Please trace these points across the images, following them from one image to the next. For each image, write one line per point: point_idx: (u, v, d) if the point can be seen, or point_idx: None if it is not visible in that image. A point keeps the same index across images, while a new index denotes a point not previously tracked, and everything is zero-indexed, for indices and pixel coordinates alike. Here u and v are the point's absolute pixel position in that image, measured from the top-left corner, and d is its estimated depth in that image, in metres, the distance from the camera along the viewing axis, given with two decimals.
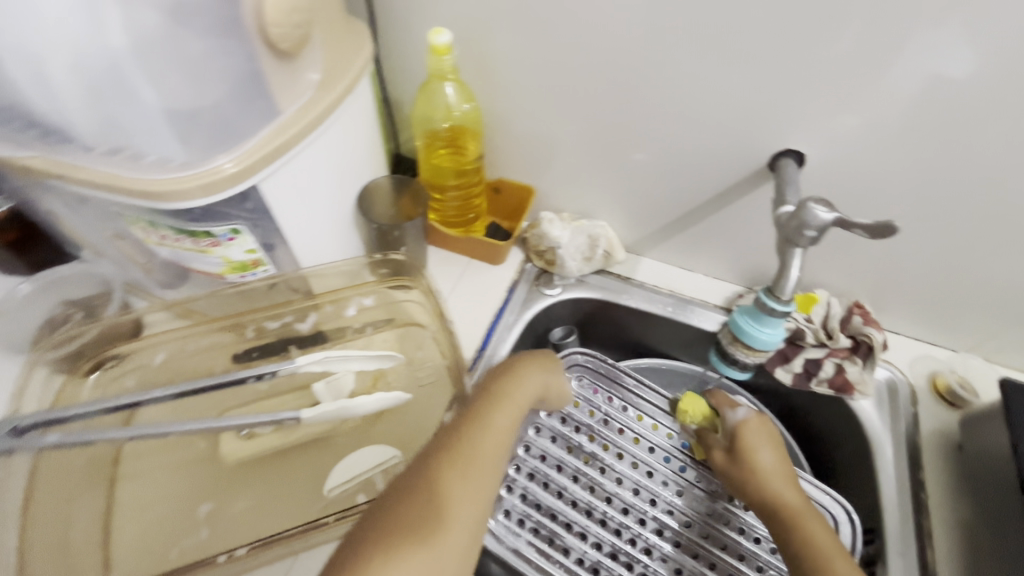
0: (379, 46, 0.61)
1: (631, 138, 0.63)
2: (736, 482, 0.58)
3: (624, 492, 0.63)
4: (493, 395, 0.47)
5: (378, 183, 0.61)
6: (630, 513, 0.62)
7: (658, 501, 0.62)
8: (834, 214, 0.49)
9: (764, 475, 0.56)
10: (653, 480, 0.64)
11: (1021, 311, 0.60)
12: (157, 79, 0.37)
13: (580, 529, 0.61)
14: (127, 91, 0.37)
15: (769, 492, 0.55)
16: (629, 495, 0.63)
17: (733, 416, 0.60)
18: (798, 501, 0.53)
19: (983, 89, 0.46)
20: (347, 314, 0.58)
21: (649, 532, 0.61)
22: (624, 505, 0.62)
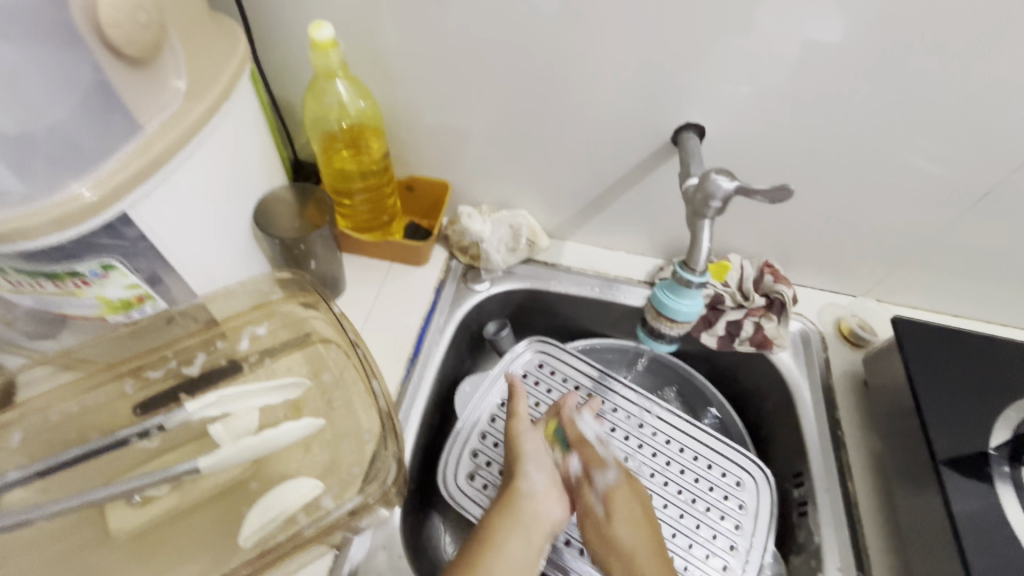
0: (259, 47, 0.57)
1: (538, 124, 0.62)
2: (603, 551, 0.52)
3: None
4: (519, 434, 0.55)
5: (276, 195, 0.58)
6: None
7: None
8: (737, 182, 0.44)
9: (632, 549, 0.50)
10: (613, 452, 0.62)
11: (902, 253, 0.66)
12: None
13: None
14: None
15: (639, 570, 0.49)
16: None
17: (607, 478, 0.55)
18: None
19: (844, 56, 0.50)
20: (241, 348, 0.53)
21: None
22: None
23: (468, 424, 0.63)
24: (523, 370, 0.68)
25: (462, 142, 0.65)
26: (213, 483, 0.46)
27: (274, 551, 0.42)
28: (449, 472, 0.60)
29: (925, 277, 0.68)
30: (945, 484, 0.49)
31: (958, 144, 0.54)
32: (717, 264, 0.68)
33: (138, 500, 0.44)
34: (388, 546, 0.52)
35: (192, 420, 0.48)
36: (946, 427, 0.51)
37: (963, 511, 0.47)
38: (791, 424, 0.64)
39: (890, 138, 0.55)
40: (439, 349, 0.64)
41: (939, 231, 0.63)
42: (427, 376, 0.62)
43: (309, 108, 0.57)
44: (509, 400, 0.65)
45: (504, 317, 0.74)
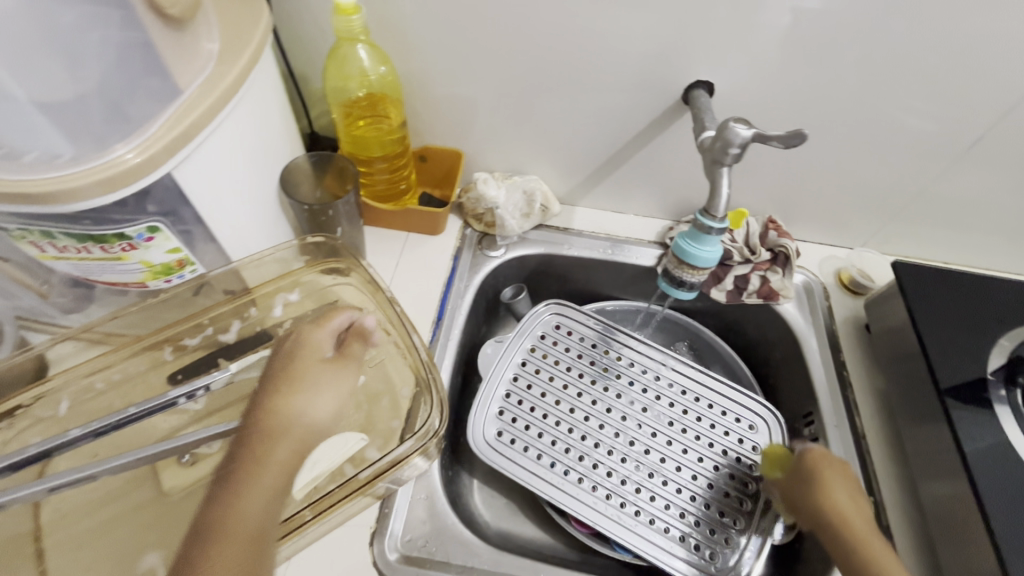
0: (274, 16, 0.56)
1: (551, 90, 0.63)
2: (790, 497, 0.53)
3: (606, 418, 0.64)
4: (333, 371, 0.49)
5: (297, 164, 0.58)
6: (621, 437, 0.63)
7: (639, 424, 0.64)
8: (754, 130, 0.45)
9: (823, 482, 0.51)
10: (630, 406, 0.65)
11: (897, 204, 0.69)
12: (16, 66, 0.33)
13: (569, 458, 0.61)
14: None
15: (825, 506, 0.49)
16: (619, 421, 0.64)
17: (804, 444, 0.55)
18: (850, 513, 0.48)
19: (847, 13, 0.52)
20: (274, 314, 0.55)
21: (644, 457, 0.62)
22: (615, 431, 0.63)
23: (492, 382, 0.65)
24: (541, 332, 0.70)
25: (475, 110, 0.66)
26: None
27: (330, 498, 0.44)
28: (478, 428, 0.62)
29: (918, 227, 0.72)
30: (951, 413, 0.52)
31: (954, 94, 0.57)
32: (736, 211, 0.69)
33: (189, 460, 0.46)
34: (429, 497, 0.53)
35: (235, 380, 0.49)
36: (950, 360, 0.55)
37: (974, 448, 0.50)
38: (799, 369, 0.67)
39: (890, 91, 0.58)
40: (461, 313, 0.66)
41: (933, 181, 0.66)
42: (452, 340, 0.64)
43: (330, 77, 0.57)
44: (530, 360, 0.67)
45: (519, 282, 0.76)
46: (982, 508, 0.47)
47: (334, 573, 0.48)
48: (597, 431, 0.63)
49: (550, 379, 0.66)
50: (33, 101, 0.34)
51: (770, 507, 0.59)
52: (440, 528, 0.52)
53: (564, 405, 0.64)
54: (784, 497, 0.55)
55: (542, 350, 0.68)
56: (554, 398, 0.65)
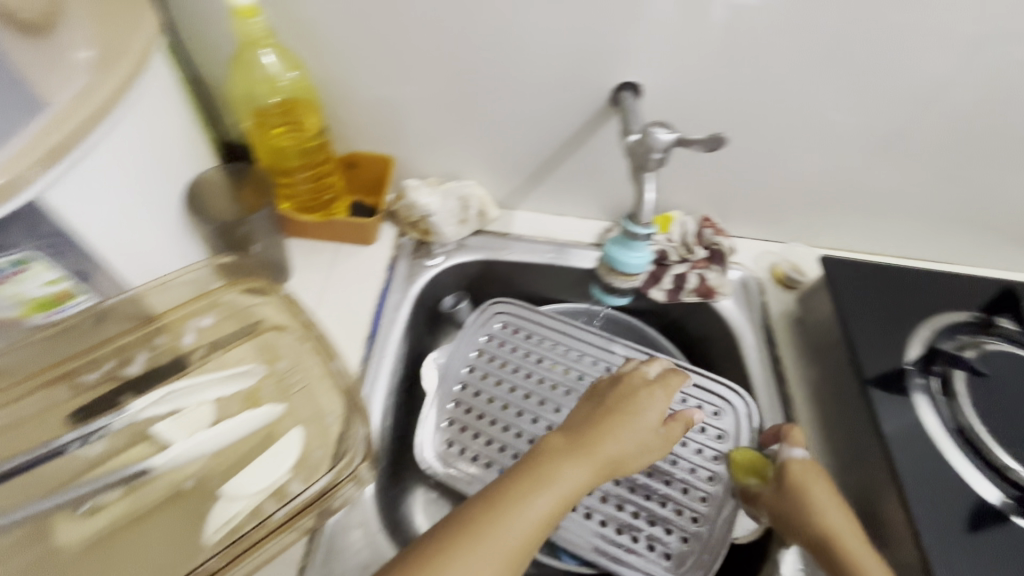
0: (172, 17, 0.51)
1: (481, 91, 0.61)
2: (778, 519, 0.52)
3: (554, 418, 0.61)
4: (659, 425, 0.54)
5: (208, 178, 0.55)
6: None
7: None
8: (674, 134, 0.45)
9: (823, 512, 0.50)
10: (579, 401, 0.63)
11: (824, 198, 0.71)
12: None
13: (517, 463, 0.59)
14: None
15: (825, 535, 0.49)
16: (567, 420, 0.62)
17: (793, 454, 0.54)
18: (852, 543, 0.48)
19: (761, 14, 0.53)
20: (185, 342, 0.51)
21: None
22: None
23: (439, 394, 0.64)
24: (486, 335, 0.68)
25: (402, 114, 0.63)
26: (170, 481, 0.43)
27: (246, 540, 0.41)
28: (429, 441, 0.61)
29: (844, 219, 0.74)
30: (873, 401, 0.54)
31: (868, 92, 0.59)
32: (664, 215, 0.72)
33: (86, 509, 0.41)
34: (365, 523, 0.52)
35: (139, 419, 0.45)
36: (872, 351, 0.57)
37: (893, 430, 0.52)
38: (738, 365, 0.68)
39: (808, 89, 0.59)
40: (397, 328, 0.63)
41: (854, 176, 0.68)
42: (388, 356, 0.61)
43: (237, 86, 0.54)
44: (477, 366, 0.66)
45: (460, 290, 0.74)
46: (903, 496, 0.49)
47: None
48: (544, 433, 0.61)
49: (496, 383, 0.64)
50: None
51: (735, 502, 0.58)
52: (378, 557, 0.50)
53: (510, 409, 0.63)
54: (767, 509, 0.54)
55: (489, 354, 0.67)
56: (500, 403, 0.63)
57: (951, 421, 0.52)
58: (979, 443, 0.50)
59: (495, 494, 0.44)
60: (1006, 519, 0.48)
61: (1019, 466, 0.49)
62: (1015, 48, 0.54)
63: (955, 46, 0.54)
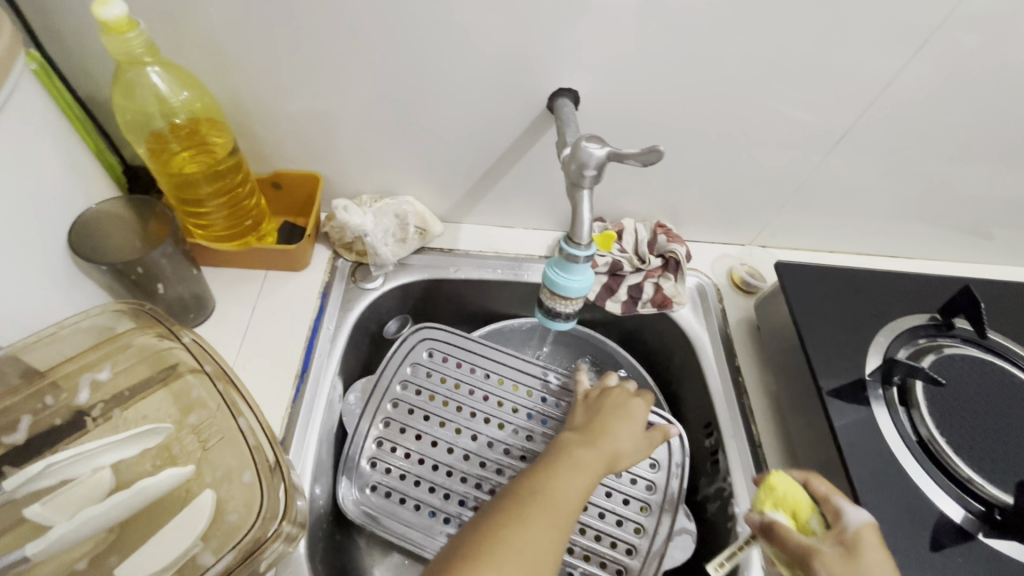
0: (37, 33, 0.45)
1: (410, 102, 0.57)
2: None
3: (488, 455, 0.58)
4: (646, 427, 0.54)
5: (102, 210, 0.50)
6: (504, 472, 0.57)
7: (523, 455, 0.58)
8: (607, 148, 0.41)
9: None
10: (515, 436, 0.59)
11: (777, 200, 0.69)
12: None
13: (449, 505, 0.55)
14: None
15: None
16: (500, 454, 0.58)
17: (855, 510, 0.45)
18: None
19: (699, 12, 0.50)
20: (81, 400, 0.45)
21: None
22: (497, 466, 0.57)
23: (359, 432, 0.58)
24: (413, 365, 0.63)
25: (325, 129, 0.59)
26: (59, 564, 0.38)
27: None
28: (348, 482, 0.56)
29: (798, 221, 0.72)
30: (831, 414, 0.51)
31: (814, 90, 0.56)
32: (603, 236, 0.67)
33: None
34: None
35: (17, 497, 0.39)
36: (829, 360, 0.55)
37: (844, 424, 0.51)
38: (697, 377, 0.66)
39: (753, 87, 0.56)
40: (333, 361, 0.58)
41: (806, 176, 0.66)
42: (321, 394, 0.56)
43: (121, 109, 0.49)
44: (402, 401, 0.60)
45: (405, 312, 0.70)
46: (855, 495, 0.48)
47: None
48: (477, 470, 0.57)
49: (425, 418, 0.60)
50: None
51: (664, 535, 0.55)
52: None
53: (441, 446, 0.58)
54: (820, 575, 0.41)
55: (417, 386, 0.61)
56: (431, 441, 0.58)
57: (912, 431, 0.50)
58: (940, 454, 0.49)
59: (526, 476, 0.43)
60: (969, 534, 0.46)
61: (980, 477, 0.47)
62: (959, 40, 0.52)
63: (898, 40, 0.52)
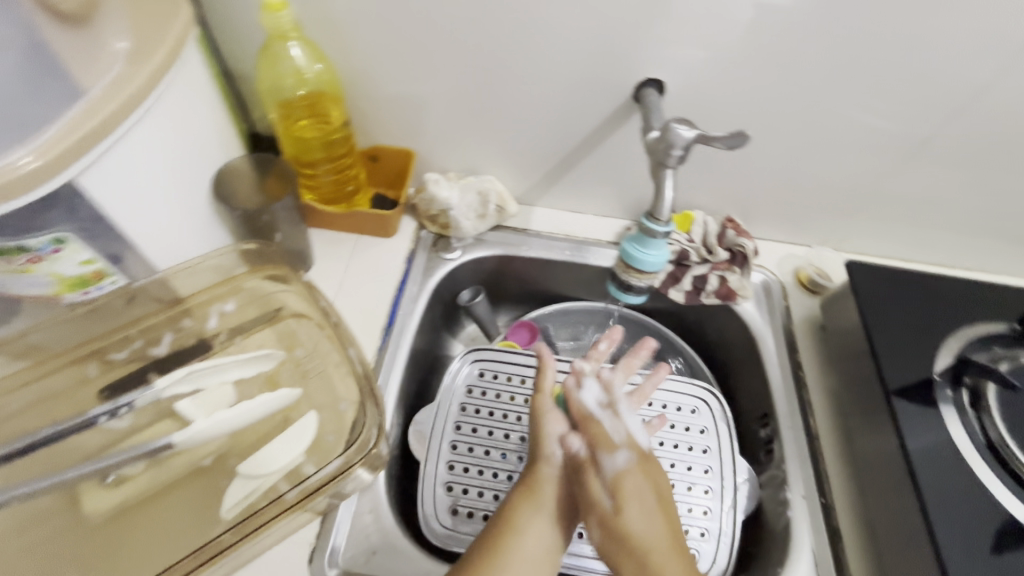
0: (203, 9, 0.53)
1: (503, 88, 0.61)
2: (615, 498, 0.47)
3: None
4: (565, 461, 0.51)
5: (233, 166, 0.56)
6: None
7: None
8: (696, 131, 0.45)
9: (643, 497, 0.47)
10: None
11: (851, 203, 0.69)
12: None
13: None
14: None
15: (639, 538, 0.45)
16: None
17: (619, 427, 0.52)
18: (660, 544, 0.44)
19: (791, 11, 0.52)
20: (211, 325, 0.53)
21: None
22: None
23: (431, 457, 0.60)
24: (466, 386, 0.66)
25: (425, 110, 0.64)
26: (191, 458, 0.45)
27: (260, 517, 0.43)
28: (431, 506, 0.58)
29: (873, 225, 0.72)
30: (898, 414, 0.52)
31: (902, 92, 0.57)
32: (683, 215, 0.71)
33: (111, 480, 0.43)
34: (375, 509, 0.51)
35: (163, 397, 0.46)
36: (897, 359, 0.55)
37: (917, 447, 0.50)
38: (756, 369, 0.67)
39: (839, 86, 0.57)
40: (414, 318, 0.64)
41: (884, 181, 0.66)
42: (403, 346, 0.62)
43: (263, 77, 0.57)
44: (464, 422, 0.63)
45: (478, 284, 0.74)
46: (925, 517, 0.47)
47: None
48: None
49: (489, 433, 0.62)
50: None
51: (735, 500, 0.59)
52: (388, 540, 0.50)
53: (511, 456, 0.61)
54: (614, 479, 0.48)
55: (474, 405, 0.64)
56: (499, 453, 0.61)
57: (981, 435, 0.50)
58: (1011, 458, 0.48)
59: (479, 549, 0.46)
60: None
61: None
62: None
63: (1001, 43, 0.52)
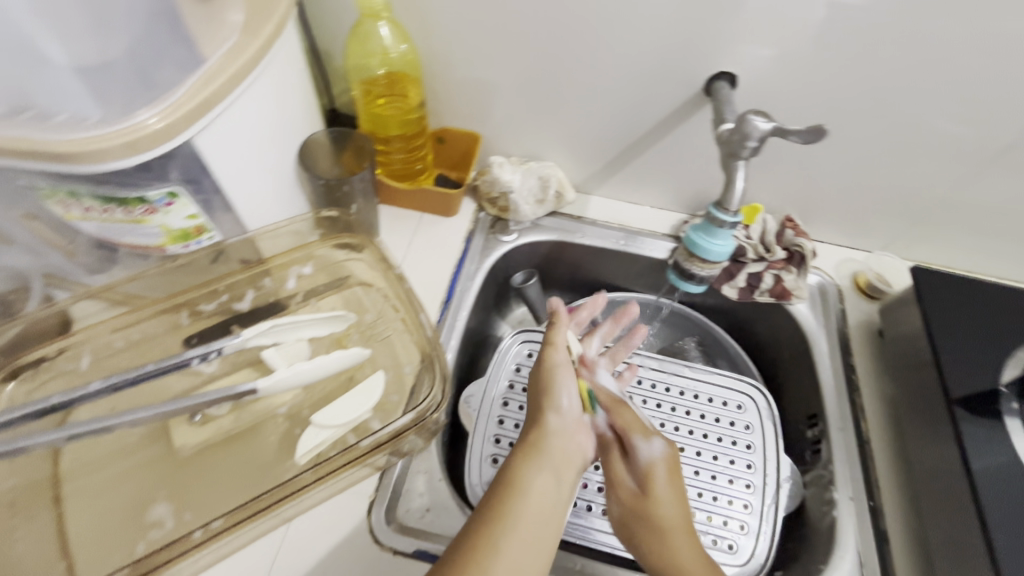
0: None
1: (573, 78, 0.63)
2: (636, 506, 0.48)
3: None
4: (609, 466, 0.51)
5: (317, 139, 0.59)
6: None
7: None
8: (773, 123, 0.45)
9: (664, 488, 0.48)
10: None
11: (919, 209, 0.68)
12: (64, 38, 0.40)
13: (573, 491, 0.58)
14: (36, 56, 0.39)
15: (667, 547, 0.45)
16: None
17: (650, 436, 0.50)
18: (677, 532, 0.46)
19: (878, 10, 0.51)
20: (288, 286, 0.57)
21: None
22: None
23: (478, 429, 0.62)
24: (515, 364, 0.68)
25: (497, 95, 0.66)
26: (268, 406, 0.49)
27: (330, 464, 0.46)
28: (475, 476, 0.59)
29: (940, 234, 0.70)
30: (961, 426, 0.51)
31: (988, 98, 0.55)
32: (750, 209, 0.71)
33: (198, 419, 0.48)
34: (429, 471, 0.54)
35: (247, 346, 0.50)
36: (963, 370, 0.54)
37: (981, 467, 0.49)
38: (807, 370, 0.67)
39: (921, 88, 0.56)
40: (470, 296, 0.66)
41: (958, 189, 0.64)
42: (459, 321, 0.64)
43: (352, 55, 0.60)
44: (511, 399, 0.65)
45: (531, 268, 0.76)
46: (986, 534, 0.46)
47: (330, 538, 0.49)
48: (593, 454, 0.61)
49: None
50: (71, 66, 0.40)
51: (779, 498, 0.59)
52: (441, 499, 0.52)
53: None
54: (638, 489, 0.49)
55: (521, 383, 0.66)
56: None
57: None
58: None
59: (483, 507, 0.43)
60: None
61: None
62: None
63: None
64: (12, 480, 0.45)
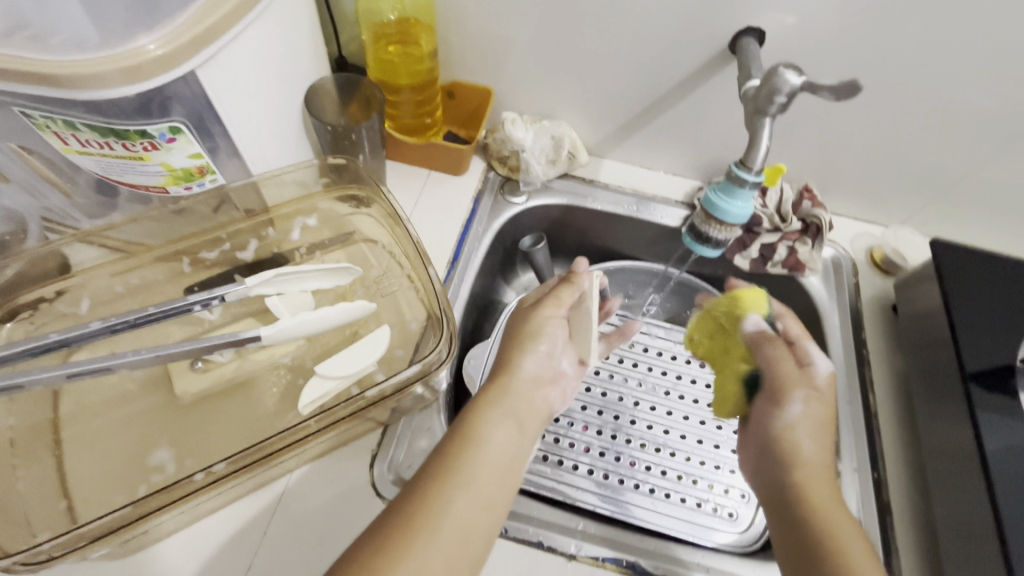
0: None
1: (592, 31, 0.59)
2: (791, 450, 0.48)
3: (606, 403, 0.65)
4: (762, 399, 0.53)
5: (323, 84, 0.57)
6: (621, 417, 0.64)
7: (636, 402, 0.66)
8: (804, 77, 0.44)
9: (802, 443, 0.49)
10: (625, 385, 0.67)
11: (942, 183, 0.66)
12: None
13: (577, 453, 0.61)
14: None
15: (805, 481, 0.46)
16: (614, 404, 0.65)
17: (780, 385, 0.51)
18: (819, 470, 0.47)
19: None
20: (292, 238, 0.56)
21: (642, 429, 0.64)
22: (614, 412, 0.65)
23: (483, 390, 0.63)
24: None
25: (511, 48, 0.63)
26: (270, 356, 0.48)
27: (334, 415, 0.45)
28: None
29: (962, 209, 0.68)
30: (975, 402, 0.50)
31: None
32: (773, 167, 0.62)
33: (200, 365, 0.47)
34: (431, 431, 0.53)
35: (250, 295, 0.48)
36: (979, 346, 0.53)
37: (995, 444, 0.48)
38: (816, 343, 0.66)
39: (960, 53, 0.53)
40: (477, 256, 0.65)
41: (988, 162, 0.62)
42: (465, 281, 0.63)
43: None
44: None
45: (540, 231, 0.75)
46: (995, 509, 0.46)
47: (334, 488, 0.49)
48: (597, 419, 0.64)
49: None
50: None
51: None
52: None
53: None
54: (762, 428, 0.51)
55: None
56: None
57: None
58: None
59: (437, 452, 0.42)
60: None
61: None
62: None
63: None
64: (14, 419, 0.44)
